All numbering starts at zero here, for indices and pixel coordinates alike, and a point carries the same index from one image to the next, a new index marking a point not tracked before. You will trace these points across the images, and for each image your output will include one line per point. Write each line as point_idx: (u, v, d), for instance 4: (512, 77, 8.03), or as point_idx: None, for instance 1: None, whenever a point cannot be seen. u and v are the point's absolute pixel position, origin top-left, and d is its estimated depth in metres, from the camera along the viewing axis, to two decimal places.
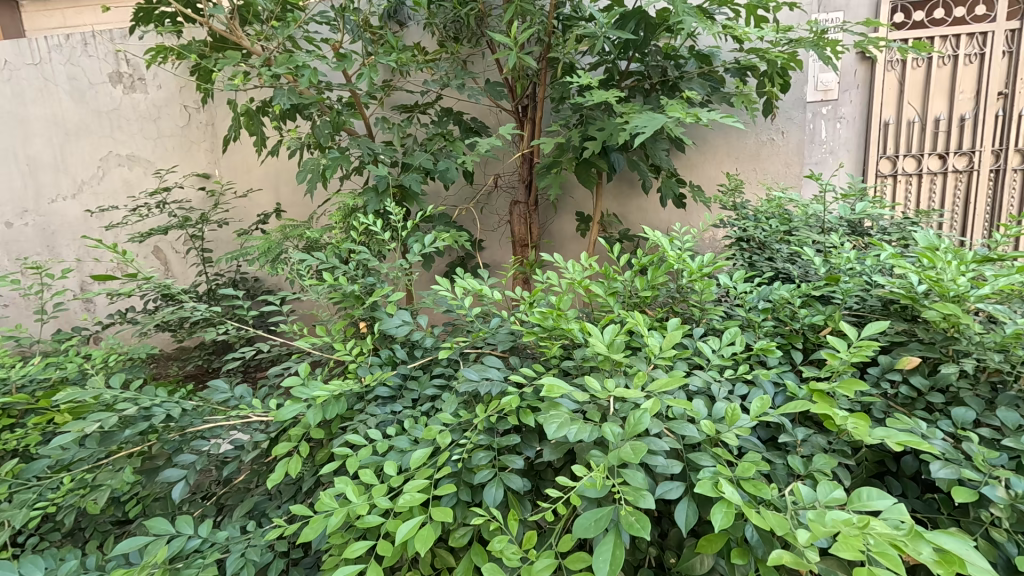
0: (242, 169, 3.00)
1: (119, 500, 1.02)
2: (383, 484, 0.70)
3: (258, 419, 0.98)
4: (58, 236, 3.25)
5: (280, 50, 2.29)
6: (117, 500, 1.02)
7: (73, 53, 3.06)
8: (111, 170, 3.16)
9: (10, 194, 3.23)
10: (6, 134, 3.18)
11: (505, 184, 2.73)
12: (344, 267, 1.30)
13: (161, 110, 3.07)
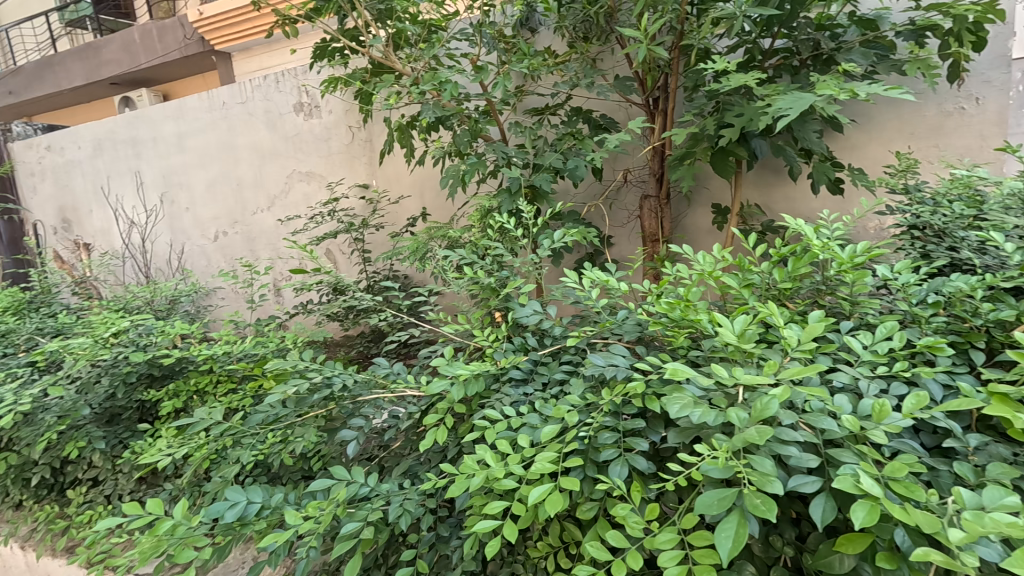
0: (394, 178, 3.38)
1: (308, 454, 1.25)
2: (517, 454, 0.78)
3: (411, 393, 1.13)
4: (258, 242, 3.97)
5: (426, 68, 2.55)
6: (307, 454, 1.26)
7: (269, 91, 3.72)
8: (295, 186, 3.78)
9: (226, 208, 4.04)
10: (223, 160, 3.98)
11: (634, 178, 2.70)
12: (483, 262, 1.43)
13: (331, 132, 3.58)
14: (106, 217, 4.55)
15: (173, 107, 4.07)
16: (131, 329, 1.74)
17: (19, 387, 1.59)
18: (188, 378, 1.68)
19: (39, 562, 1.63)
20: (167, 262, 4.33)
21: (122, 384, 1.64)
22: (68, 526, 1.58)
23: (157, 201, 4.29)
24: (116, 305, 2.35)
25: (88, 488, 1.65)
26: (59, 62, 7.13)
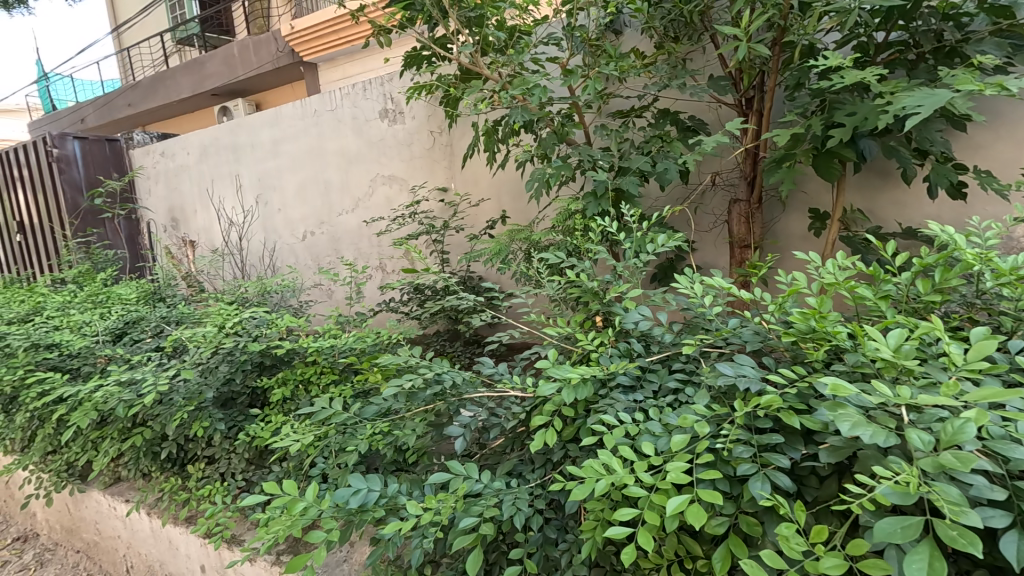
0: (474, 181, 3.45)
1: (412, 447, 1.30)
2: (643, 461, 0.77)
3: (516, 393, 1.15)
4: (342, 242, 4.17)
5: (512, 73, 2.59)
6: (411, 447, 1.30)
7: (357, 98, 3.92)
8: (378, 189, 3.95)
9: (315, 210, 4.29)
10: (313, 165, 4.23)
11: (724, 181, 2.59)
12: (583, 265, 1.43)
13: (414, 137, 3.72)
14: (210, 216, 4.97)
15: (271, 115, 4.38)
16: (245, 321, 1.89)
17: (155, 369, 1.78)
18: (295, 369, 1.80)
19: (164, 528, 1.80)
20: (261, 260, 4.66)
21: (238, 370, 1.79)
22: (190, 497, 1.74)
23: (253, 202, 4.63)
24: (227, 297, 2.57)
25: (206, 464, 1.81)
26: (170, 77, 7.89)
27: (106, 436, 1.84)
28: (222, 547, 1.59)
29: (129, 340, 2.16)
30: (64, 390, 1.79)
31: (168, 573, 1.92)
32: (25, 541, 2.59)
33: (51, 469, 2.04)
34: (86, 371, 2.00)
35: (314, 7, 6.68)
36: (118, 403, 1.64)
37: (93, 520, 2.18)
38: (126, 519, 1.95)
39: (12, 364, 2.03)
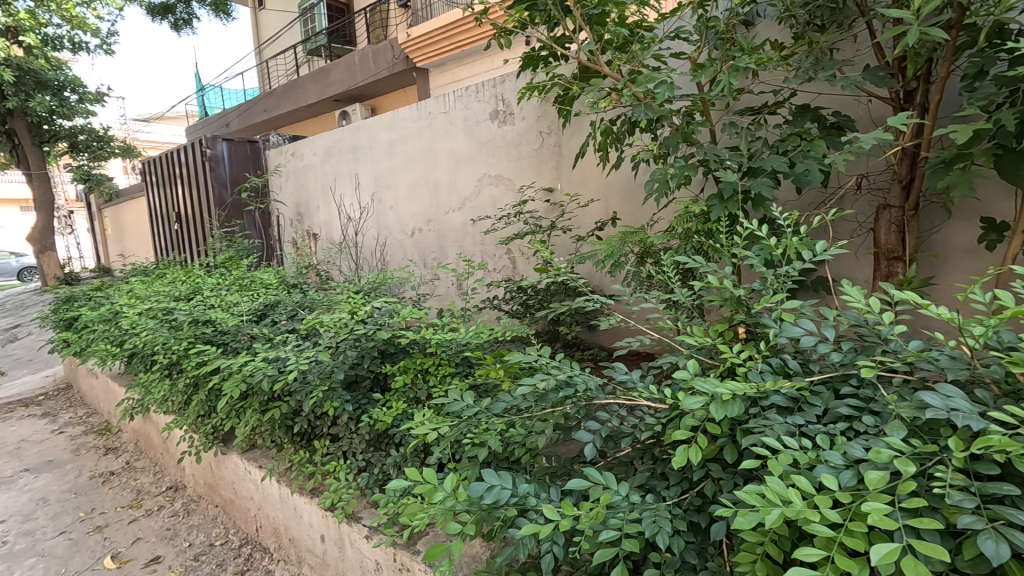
0: (581, 182, 3.40)
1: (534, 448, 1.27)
2: (826, 496, 0.68)
3: (650, 404, 1.09)
4: (448, 240, 4.30)
5: (633, 70, 2.51)
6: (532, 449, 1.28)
7: (469, 100, 4.02)
8: (484, 188, 4.01)
9: (424, 208, 4.47)
10: (425, 165, 4.41)
11: (871, 185, 2.30)
12: (724, 272, 1.32)
13: (523, 137, 3.73)
14: (330, 212, 5.38)
15: (389, 118, 4.65)
16: (372, 310, 2.01)
17: (293, 349, 1.94)
18: (414, 359, 1.88)
19: (292, 496, 1.96)
20: (373, 254, 4.96)
21: (364, 356, 1.90)
22: (316, 471, 1.87)
23: (369, 199, 4.94)
24: (351, 286, 2.75)
25: (330, 441, 1.94)
26: (300, 84, 8.69)
27: (249, 406, 2.05)
28: (343, 521, 1.70)
29: (270, 321, 2.38)
30: (219, 362, 2.01)
31: (292, 536, 2.09)
32: (175, 490, 2.96)
33: (202, 432, 2.31)
34: (234, 346, 2.24)
35: (429, 15, 7.02)
36: (264, 377, 1.81)
37: (231, 481, 2.44)
38: (260, 483, 2.14)
39: (179, 335, 2.33)
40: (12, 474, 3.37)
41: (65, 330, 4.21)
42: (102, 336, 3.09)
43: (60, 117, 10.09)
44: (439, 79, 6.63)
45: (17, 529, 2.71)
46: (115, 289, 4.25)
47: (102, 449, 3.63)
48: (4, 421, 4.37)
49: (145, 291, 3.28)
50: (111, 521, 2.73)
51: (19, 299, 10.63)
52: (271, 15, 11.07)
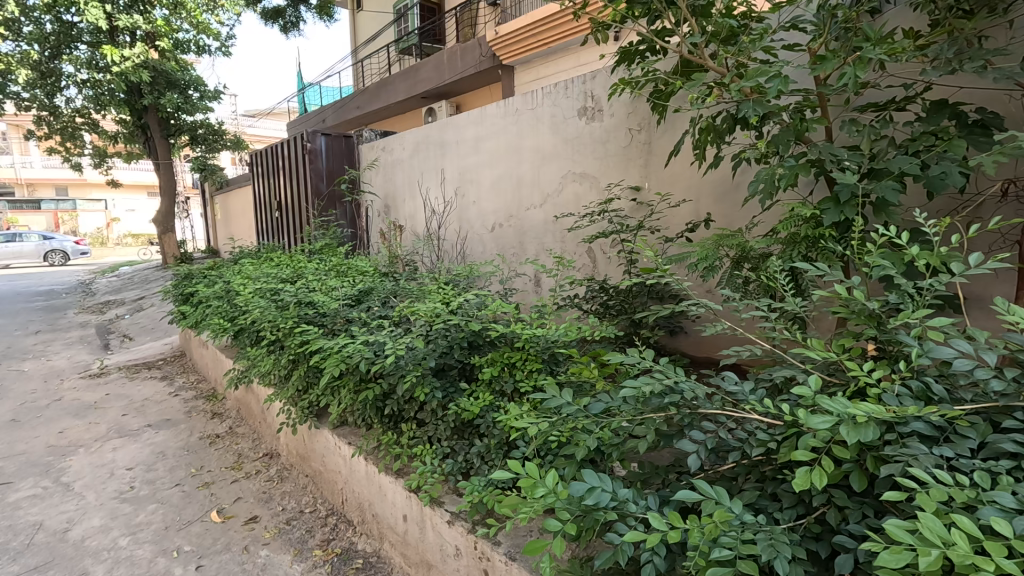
0: (671, 181, 3.27)
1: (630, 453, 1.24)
2: (998, 543, 0.60)
3: (762, 419, 1.03)
4: (528, 236, 4.30)
5: (740, 64, 2.37)
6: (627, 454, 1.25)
7: (558, 97, 3.99)
8: (568, 186, 3.97)
9: (506, 204, 4.50)
10: (509, 161, 4.44)
11: (1021, 191, 2.02)
12: (851, 282, 1.21)
13: (611, 134, 3.64)
14: (415, 205, 5.57)
15: (477, 114, 4.72)
16: (462, 301, 2.05)
17: (389, 334, 2.03)
18: (502, 352, 1.90)
19: (378, 475, 2.05)
20: (453, 247, 5.07)
21: (453, 345, 1.94)
22: (403, 452, 1.94)
23: (453, 194, 5.06)
24: (439, 277, 2.84)
25: (417, 425, 2.01)
26: (392, 82, 9.08)
27: (344, 386, 2.17)
28: (427, 504, 1.74)
29: (364, 306, 2.51)
30: (322, 342, 2.15)
31: (375, 513, 2.20)
32: (271, 457, 3.21)
33: (298, 406, 2.48)
34: (332, 328, 2.37)
35: (518, 12, 7.06)
36: (362, 359, 1.92)
37: (321, 454, 2.60)
38: (348, 459, 2.27)
39: (286, 315, 2.53)
40: (138, 427, 3.81)
41: (184, 303, 4.69)
42: (216, 311, 3.41)
43: (184, 113, 11.25)
44: (525, 75, 6.67)
45: (141, 476, 3.06)
46: (227, 269, 4.68)
47: (210, 413, 4.01)
48: (132, 381, 4.96)
49: (254, 272, 3.58)
50: (217, 479, 3.01)
51: (144, 274, 12.03)
52: (368, 16, 11.66)
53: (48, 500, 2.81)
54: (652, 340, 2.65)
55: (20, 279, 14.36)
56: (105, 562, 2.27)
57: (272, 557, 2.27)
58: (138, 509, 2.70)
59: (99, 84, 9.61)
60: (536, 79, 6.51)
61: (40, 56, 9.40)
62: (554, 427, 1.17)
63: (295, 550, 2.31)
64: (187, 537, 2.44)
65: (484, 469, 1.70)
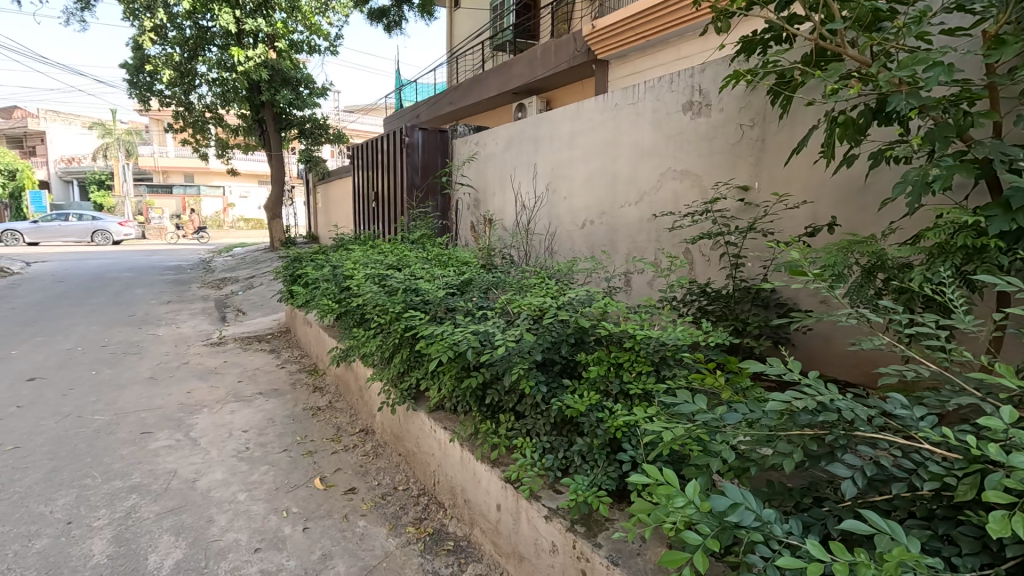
0: (788, 181, 3.03)
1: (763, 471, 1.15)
2: None
3: (937, 450, 0.92)
4: (619, 233, 4.14)
5: (889, 53, 2.11)
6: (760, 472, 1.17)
7: (661, 91, 3.78)
8: (667, 183, 3.75)
9: (597, 200, 4.36)
10: (603, 157, 4.29)
11: None
12: None
13: (717, 131, 3.39)
14: (505, 198, 5.60)
15: (572, 109, 4.63)
16: (569, 297, 2.06)
17: (496, 325, 2.07)
18: (610, 351, 1.88)
19: (473, 462, 2.07)
20: (540, 242, 5.02)
21: (560, 340, 1.94)
22: (501, 443, 1.96)
23: (544, 189, 5.02)
24: (538, 271, 2.84)
25: (515, 417, 2.03)
26: (485, 79, 9.23)
27: (445, 372, 2.23)
28: (524, 496, 1.72)
29: (466, 296, 2.57)
30: (429, 328, 2.23)
31: (467, 498, 2.24)
32: (366, 433, 3.40)
33: (398, 388, 2.58)
34: (437, 315, 2.45)
35: (618, 5, 6.89)
36: (471, 347, 1.97)
37: (416, 436, 2.70)
38: (444, 443, 2.33)
39: (395, 300, 2.67)
40: (251, 394, 4.20)
41: (293, 283, 5.09)
42: (325, 293, 3.66)
43: (295, 108, 12.18)
44: (622, 70, 6.51)
45: (255, 439, 3.36)
46: (332, 254, 5.00)
47: (312, 386, 4.33)
48: (246, 351, 5.47)
49: (360, 258, 3.80)
50: (319, 449, 3.23)
51: (254, 254, 13.22)
52: (465, 14, 11.94)
53: (180, 451, 3.16)
54: (760, 350, 2.46)
55: (155, 254, 16.36)
56: (227, 512, 2.51)
57: (369, 528, 2.40)
58: (253, 468, 2.96)
59: (226, 82, 10.63)
60: (633, 74, 6.33)
61: (180, 57, 10.54)
62: (684, 436, 1.13)
63: (390, 524, 2.42)
64: (295, 500, 2.64)
65: (586, 468, 1.68)
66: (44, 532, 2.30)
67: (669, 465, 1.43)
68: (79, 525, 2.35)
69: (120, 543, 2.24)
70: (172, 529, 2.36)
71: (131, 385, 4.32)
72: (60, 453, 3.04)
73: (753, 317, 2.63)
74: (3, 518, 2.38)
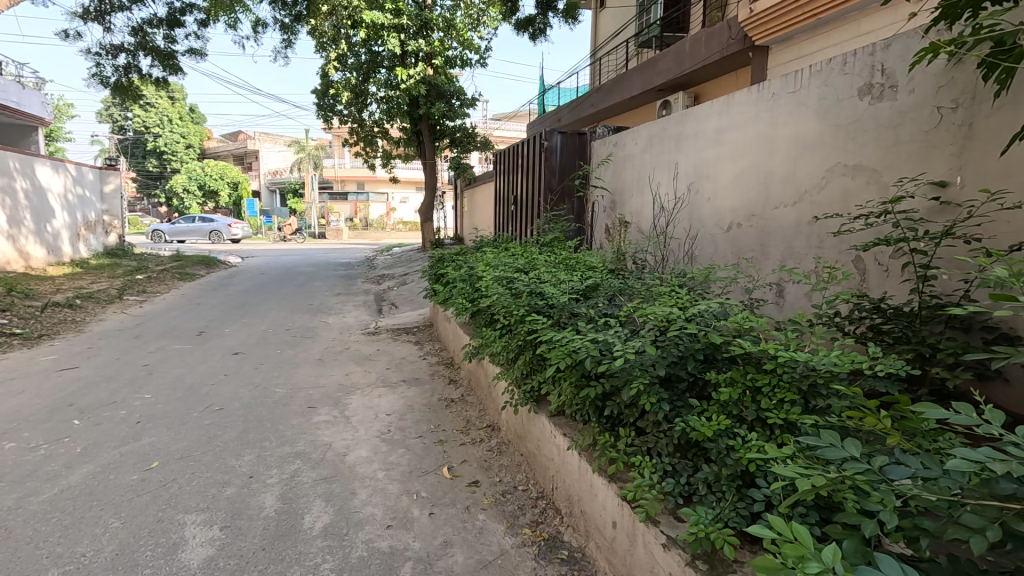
0: (1005, 175, 2.40)
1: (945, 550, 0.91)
2: None
3: None
4: (772, 239, 3.69)
5: None
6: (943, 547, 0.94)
7: (830, 74, 3.26)
8: (834, 180, 3.23)
9: (746, 201, 3.95)
10: (756, 153, 3.86)
11: None
12: None
13: (905, 116, 2.82)
14: (643, 200, 5.36)
15: (721, 103, 4.25)
16: (700, 309, 1.92)
17: (618, 335, 2.00)
18: (745, 372, 1.71)
19: (590, 473, 2.00)
20: (681, 247, 4.71)
21: (687, 356, 1.81)
22: (619, 458, 1.86)
23: (685, 189, 4.69)
24: (671, 278, 2.68)
25: (635, 433, 1.92)
26: (627, 78, 9.00)
27: (564, 378, 2.21)
28: (640, 519, 1.60)
29: (591, 302, 2.53)
30: (551, 333, 2.23)
31: (584, 509, 2.18)
32: (493, 430, 3.51)
33: (521, 389, 2.63)
34: (560, 320, 2.45)
35: None
36: (589, 356, 1.93)
37: (537, 438, 2.71)
38: (563, 450, 2.30)
39: (519, 302, 2.74)
40: (397, 380, 4.64)
41: (435, 281, 5.49)
42: (461, 292, 3.88)
43: (448, 119, 13.15)
44: (785, 55, 5.83)
45: (396, 423, 3.69)
46: (469, 255, 5.30)
47: (448, 378, 4.63)
48: (394, 341, 6.06)
49: (493, 260, 3.96)
50: (450, 438, 3.43)
51: (408, 254, 14.64)
52: (610, 14, 11.76)
53: (336, 426, 3.60)
54: (954, 385, 1.99)
55: (332, 251, 19.08)
56: (367, 487, 2.79)
57: (488, 522, 2.48)
58: (392, 450, 3.25)
59: (391, 99, 11.89)
60: (799, 59, 5.62)
61: (356, 80, 12.04)
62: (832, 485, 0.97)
63: (508, 523, 2.47)
64: (425, 485, 2.83)
65: (711, 500, 1.51)
66: (233, 482, 2.79)
67: (813, 511, 1.23)
68: (257, 480, 2.80)
69: (286, 499, 2.63)
70: (324, 495, 2.69)
71: (304, 365, 5.05)
72: (249, 417, 3.67)
73: (946, 342, 2.13)
74: (207, 465, 2.95)
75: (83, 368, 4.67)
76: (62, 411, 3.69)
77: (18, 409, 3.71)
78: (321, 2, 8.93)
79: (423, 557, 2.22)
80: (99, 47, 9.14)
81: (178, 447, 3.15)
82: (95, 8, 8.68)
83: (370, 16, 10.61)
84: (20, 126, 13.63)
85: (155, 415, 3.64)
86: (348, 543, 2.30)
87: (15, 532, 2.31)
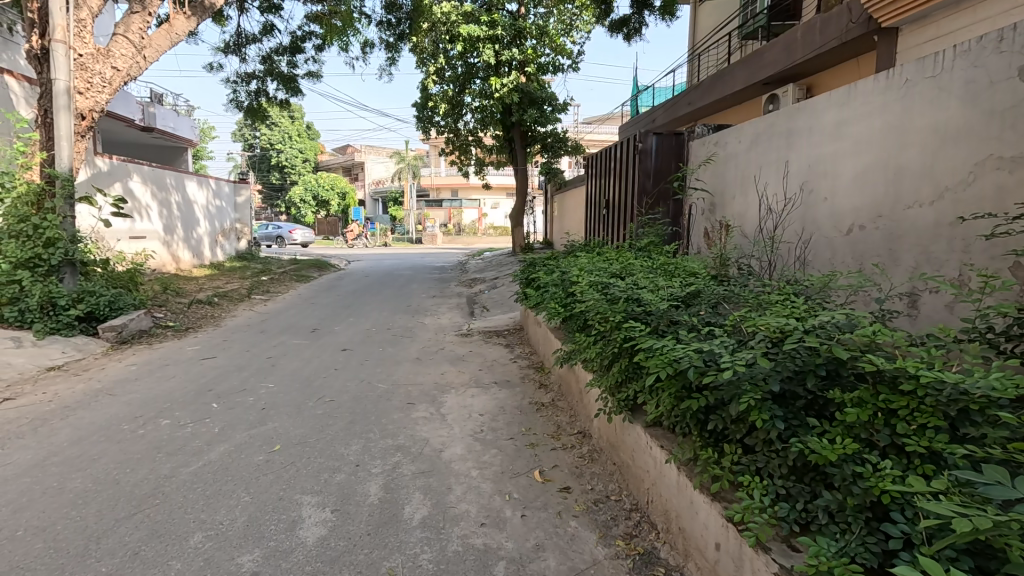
0: None
1: None
2: None
3: None
4: (903, 243, 3.28)
5: None
6: None
7: (981, 54, 2.83)
8: (985, 175, 2.80)
9: (872, 200, 3.55)
10: (885, 146, 3.46)
11: None
12: None
13: None
14: (747, 201, 5.03)
15: (842, 93, 3.87)
16: (821, 321, 1.77)
17: (725, 346, 1.91)
18: (876, 392, 1.53)
19: (691, 489, 1.91)
20: (792, 252, 4.34)
21: (805, 370, 1.67)
22: (723, 475, 1.74)
23: (797, 189, 4.33)
24: (783, 285, 2.50)
25: (742, 451, 1.80)
26: (729, 73, 8.50)
27: (664, 388, 2.12)
28: (749, 544, 1.49)
29: (693, 310, 2.42)
30: (649, 341, 2.16)
31: (682, 527, 2.09)
32: (584, 436, 3.47)
33: (615, 397, 2.57)
34: (659, 328, 2.37)
35: None
36: (693, 366, 1.85)
37: (631, 448, 2.64)
38: (661, 463, 2.21)
39: (615, 308, 2.68)
40: (489, 382, 4.75)
41: (527, 286, 5.55)
42: (553, 297, 3.89)
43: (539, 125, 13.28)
44: (921, 35, 5.15)
45: (489, 423, 3.78)
46: (561, 260, 5.30)
47: (538, 382, 4.65)
48: (486, 343, 6.21)
49: (586, 265, 3.93)
50: (541, 442, 3.44)
51: (499, 258, 14.95)
52: (711, 7, 11.19)
53: (433, 423, 3.77)
54: None
55: (429, 256, 20.05)
56: (462, 484, 2.88)
57: (580, 530, 2.46)
58: (485, 450, 3.33)
59: (486, 109, 12.27)
60: (939, 38, 4.93)
61: (453, 92, 12.57)
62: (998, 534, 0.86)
63: (601, 532, 2.43)
64: (517, 486, 2.87)
65: (833, 531, 1.37)
66: (342, 469, 3.02)
67: (966, 557, 1.07)
68: (363, 469, 3.01)
69: (389, 489, 2.80)
70: (422, 488, 2.83)
71: (403, 363, 5.35)
72: (356, 410, 3.96)
73: None
74: (320, 452, 3.22)
75: (219, 358, 5.32)
76: (205, 395, 4.23)
77: (171, 390, 4.33)
78: (422, 20, 9.45)
79: (516, 558, 2.25)
80: (236, 76, 10.42)
81: (296, 433, 3.48)
82: (234, 42, 9.92)
83: (467, 29, 11.18)
84: (173, 147, 15.88)
85: (278, 403, 4.05)
86: (445, 537, 2.40)
87: (170, 497, 2.69)
